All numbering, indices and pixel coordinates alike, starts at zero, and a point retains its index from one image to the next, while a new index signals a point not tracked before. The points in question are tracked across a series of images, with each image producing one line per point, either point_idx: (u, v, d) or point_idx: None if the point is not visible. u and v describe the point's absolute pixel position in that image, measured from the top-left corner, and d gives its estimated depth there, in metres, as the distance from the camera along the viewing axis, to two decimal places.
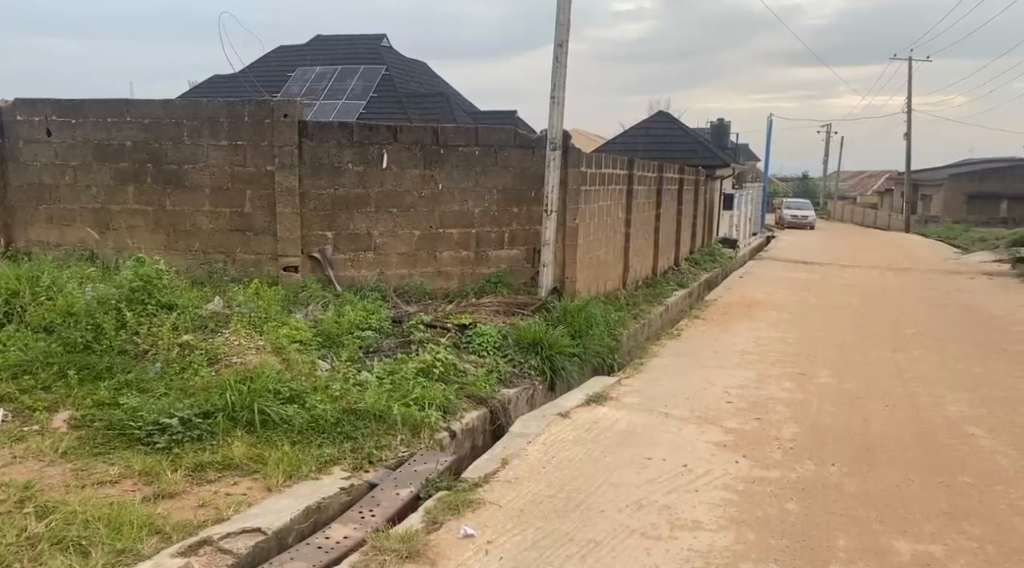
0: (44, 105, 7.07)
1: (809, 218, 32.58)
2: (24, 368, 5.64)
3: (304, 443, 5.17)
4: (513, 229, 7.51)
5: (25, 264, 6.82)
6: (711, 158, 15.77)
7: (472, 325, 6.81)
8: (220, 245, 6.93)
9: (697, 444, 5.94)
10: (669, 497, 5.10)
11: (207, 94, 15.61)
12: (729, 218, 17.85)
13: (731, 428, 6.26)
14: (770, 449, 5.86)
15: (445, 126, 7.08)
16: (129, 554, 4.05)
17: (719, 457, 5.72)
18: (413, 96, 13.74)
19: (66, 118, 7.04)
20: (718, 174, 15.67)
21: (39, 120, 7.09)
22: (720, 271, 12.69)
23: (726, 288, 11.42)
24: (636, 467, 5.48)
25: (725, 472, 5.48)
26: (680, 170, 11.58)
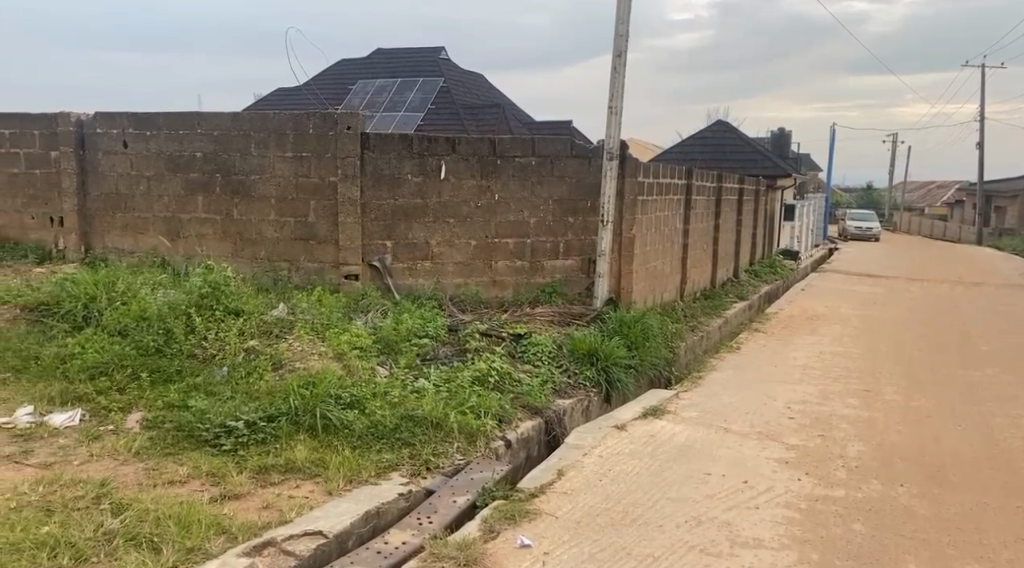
0: (120, 117, 7.33)
1: (874, 229, 31.93)
2: (100, 369, 5.90)
3: (364, 449, 5.29)
4: (569, 239, 7.49)
5: (102, 270, 7.08)
6: (770, 168, 15.62)
7: (527, 335, 6.87)
8: (284, 252, 7.10)
9: (758, 460, 5.89)
10: (728, 514, 5.07)
11: (272, 106, 16.01)
12: (790, 229, 17.59)
13: (793, 445, 6.20)
14: (834, 467, 5.78)
15: (502, 137, 7.14)
16: (198, 552, 4.20)
17: (781, 474, 5.66)
18: (470, 108, 13.88)
19: (140, 130, 7.29)
20: (779, 184, 15.48)
21: (116, 132, 7.36)
22: (780, 283, 12.50)
23: (786, 301, 11.24)
24: (695, 482, 5.46)
25: (787, 489, 5.43)
26: (739, 180, 11.47)
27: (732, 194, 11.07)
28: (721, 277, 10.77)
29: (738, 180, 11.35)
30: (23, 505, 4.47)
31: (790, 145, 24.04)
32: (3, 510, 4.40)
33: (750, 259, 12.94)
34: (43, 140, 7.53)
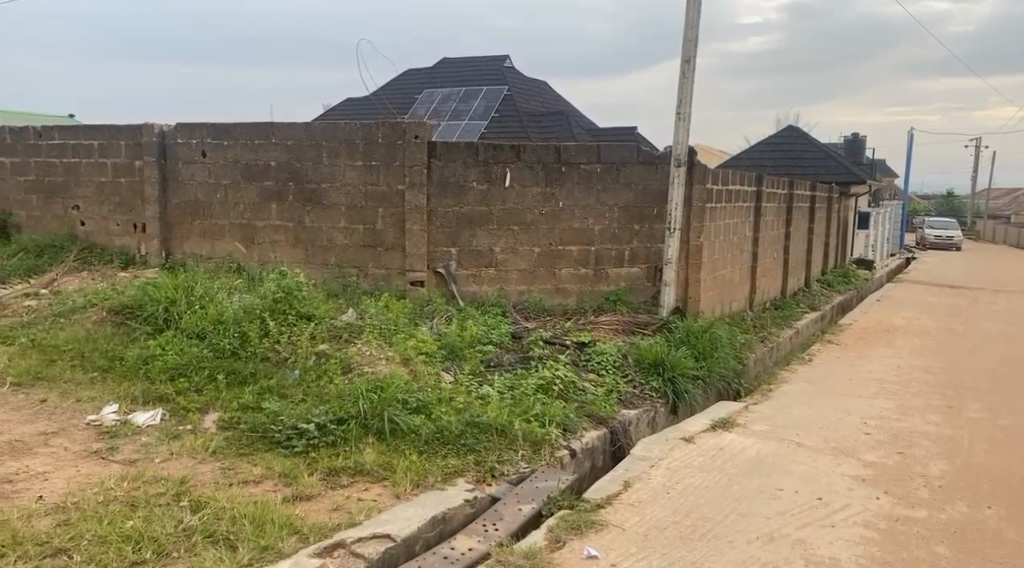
0: (199, 127, 7.60)
1: (955, 238, 30.82)
2: (180, 371, 6.15)
3: (430, 453, 5.40)
4: (634, 247, 7.43)
5: (182, 274, 7.34)
6: (842, 174, 15.06)
7: (592, 343, 6.87)
8: (352, 259, 7.26)
9: (833, 476, 5.80)
10: (802, 531, 5.03)
11: (341, 116, 16.34)
12: (864, 238, 17.11)
13: (870, 461, 6.05)
14: (915, 486, 5.65)
15: (567, 144, 7.16)
16: (272, 551, 4.36)
17: (857, 492, 5.57)
18: (534, 116, 13.91)
19: (218, 140, 7.55)
20: (853, 191, 15.08)
21: (195, 142, 7.62)
22: (853, 292, 12.16)
23: (860, 312, 10.91)
24: (766, 498, 5.43)
25: (865, 508, 5.34)
26: (811, 186, 11.20)
27: (804, 201, 10.81)
28: (792, 287, 10.53)
29: (810, 186, 11.08)
30: (110, 499, 4.69)
31: (863, 151, 23.40)
32: (91, 503, 4.63)
33: (822, 267, 12.61)
34: (127, 150, 7.85)
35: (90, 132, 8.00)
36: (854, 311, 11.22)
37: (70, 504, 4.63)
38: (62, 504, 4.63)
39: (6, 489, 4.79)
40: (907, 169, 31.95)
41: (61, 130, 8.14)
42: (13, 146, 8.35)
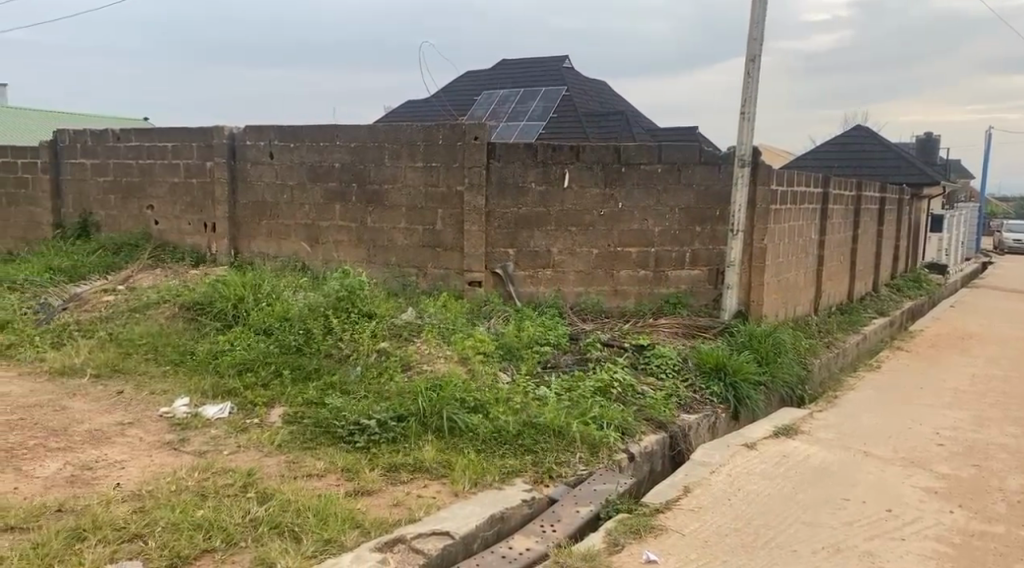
0: (267, 129, 7.82)
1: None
2: (247, 366, 6.35)
3: (488, 453, 5.46)
4: (696, 248, 7.33)
5: (250, 272, 7.57)
6: (914, 174, 14.57)
7: (651, 346, 6.81)
8: (411, 259, 7.38)
9: (903, 487, 5.63)
10: (870, 543, 4.93)
11: (402, 118, 16.56)
12: (938, 241, 16.52)
13: (943, 473, 5.85)
14: (993, 501, 5.44)
15: (628, 145, 7.12)
16: (335, 544, 4.49)
17: (930, 505, 5.40)
18: (592, 116, 13.85)
19: (285, 142, 7.75)
20: (927, 194, 14.58)
21: (264, 144, 7.84)
22: (925, 297, 11.74)
23: (932, 319, 10.55)
24: (832, 508, 5.31)
25: (937, 521, 5.18)
26: (882, 188, 10.85)
27: (873, 203, 10.48)
28: (859, 292, 10.23)
29: (879, 187, 10.74)
30: (181, 488, 4.88)
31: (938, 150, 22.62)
32: (165, 492, 4.83)
33: (892, 272, 12.22)
34: (198, 152, 8.12)
35: (165, 134, 8.27)
36: (926, 317, 10.83)
37: (145, 492, 4.84)
38: (138, 491, 4.85)
39: (87, 475, 5.04)
40: (990, 170, 30.74)
41: (138, 133, 8.42)
42: (93, 148, 8.67)
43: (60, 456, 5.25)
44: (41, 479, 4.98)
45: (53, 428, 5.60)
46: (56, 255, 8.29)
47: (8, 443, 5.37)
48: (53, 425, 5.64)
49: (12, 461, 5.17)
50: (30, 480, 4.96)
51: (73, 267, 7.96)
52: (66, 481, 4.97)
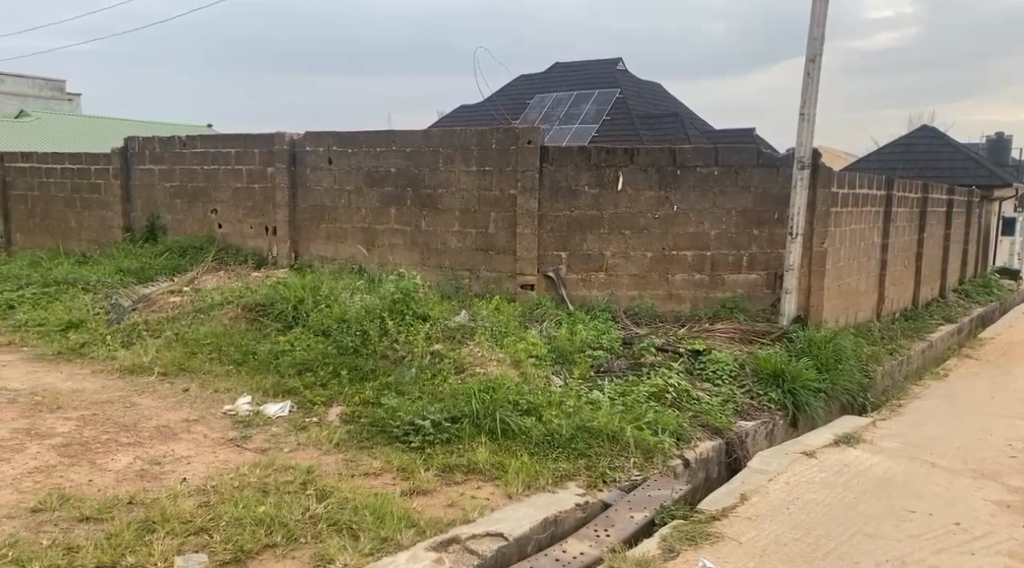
0: (326, 136, 7.99)
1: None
2: (307, 366, 6.50)
3: (542, 456, 5.48)
4: (753, 253, 7.21)
5: (309, 275, 7.75)
6: (982, 175, 14.04)
7: (707, 351, 6.72)
8: (464, 262, 7.45)
9: (972, 500, 5.44)
10: (937, 557, 4.78)
11: (456, 122, 16.68)
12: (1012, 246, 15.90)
13: (1016, 487, 5.63)
14: None
15: (683, 147, 7.05)
16: (391, 542, 4.57)
17: (1001, 519, 5.21)
18: (646, 118, 13.75)
19: (343, 148, 7.92)
20: (1000, 196, 14.04)
21: (322, 149, 8.02)
22: (996, 304, 11.30)
23: (1005, 326, 10.14)
24: (896, 519, 5.17)
25: (1009, 537, 5.00)
26: (950, 190, 10.48)
27: (940, 206, 10.13)
28: (925, 297, 9.90)
29: (947, 190, 10.38)
30: (244, 484, 5.04)
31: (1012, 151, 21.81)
32: (228, 487, 4.99)
33: (961, 277, 11.80)
34: (260, 158, 8.34)
35: (228, 140, 8.52)
36: (996, 325, 10.43)
37: (210, 487, 5.01)
38: (204, 486, 5.02)
39: (156, 470, 5.23)
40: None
41: (204, 139, 8.70)
42: (161, 155, 8.99)
43: (131, 451, 5.47)
44: (113, 472, 5.20)
45: (124, 424, 5.83)
46: (126, 257, 8.65)
47: (81, 437, 5.62)
48: (124, 421, 5.88)
49: (86, 454, 5.40)
50: (103, 473, 5.17)
51: (141, 268, 8.30)
52: (137, 475, 5.17)
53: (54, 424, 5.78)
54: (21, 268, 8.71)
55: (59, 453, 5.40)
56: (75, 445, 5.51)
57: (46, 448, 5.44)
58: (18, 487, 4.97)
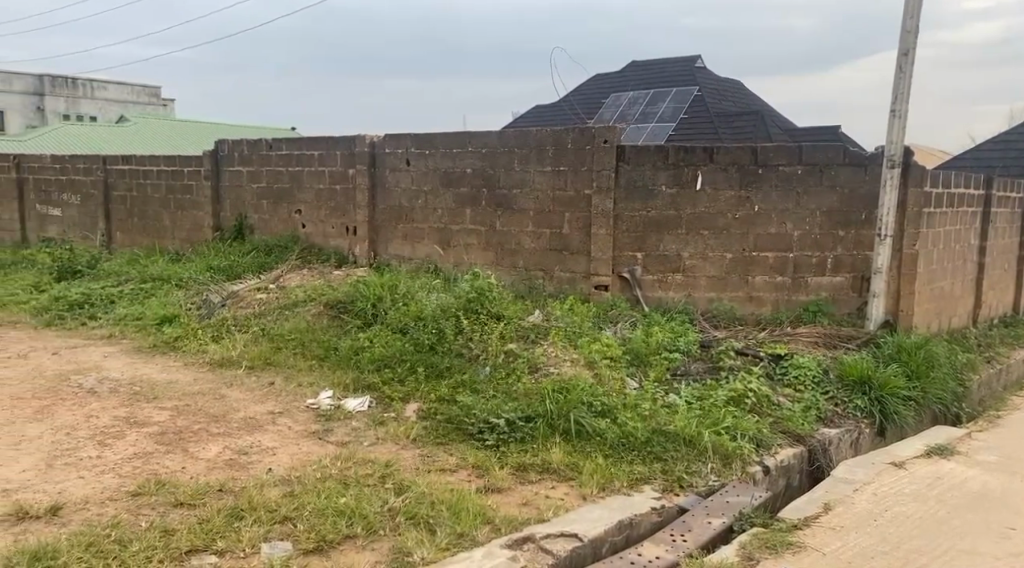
0: (405, 137, 8.13)
1: None
2: (385, 362, 6.62)
3: (617, 458, 5.43)
4: (839, 254, 6.94)
5: (387, 274, 7.91)
6: None
7: (788, 356, 6.52)
8: (540, 262, 7.47)
9: None
10: None
11: (531, 122, 16.69)
12: None
13: None
14: None
15: (765, 145, 6.88)
16: (467, 538, 4.62)
17: None
18: (725, 116, 13.44)
19: (421, 149, 8.03)
20: None
21: (401, 151, 8.16)
22: None
23: None
24: (994, 536, 4.91)
25: None
26: None
27: None
28: None
29: None
30: (326, 476, 5.18)
31: None
32: (311, 479, 5.15)
33: None
34: (343, 159, 8.54)
35: (312, 143, 8.76)
36: None
37: (294, 478, 5.18)
38: (288, 477, 5.19)
39: (244, 460, 5.44)
40: None
41: (289, 142, 8.98)
42: (249, 157, 9.33)
43: (221, 441, 5.70)
44: (204, 460, 5.42)
45: (214, 415, 6.09)
46: (217, 255, 9.03)
47: (175, 426, 5.90)
48: (214, 412, 6.14)
49: (180, 443, 5.66)
50: (196, 461, 5.41)
51: (230, 266, 8.64)
52: (226, 464, 5.39)
53: (151, 413, 6.08)
54: (121, 265, 9.20)
55: (155, 441, 5.67)
56: (170, 434, 5.78)
57: (144, 436, 5.73)
58: (118, 472, 5.24)
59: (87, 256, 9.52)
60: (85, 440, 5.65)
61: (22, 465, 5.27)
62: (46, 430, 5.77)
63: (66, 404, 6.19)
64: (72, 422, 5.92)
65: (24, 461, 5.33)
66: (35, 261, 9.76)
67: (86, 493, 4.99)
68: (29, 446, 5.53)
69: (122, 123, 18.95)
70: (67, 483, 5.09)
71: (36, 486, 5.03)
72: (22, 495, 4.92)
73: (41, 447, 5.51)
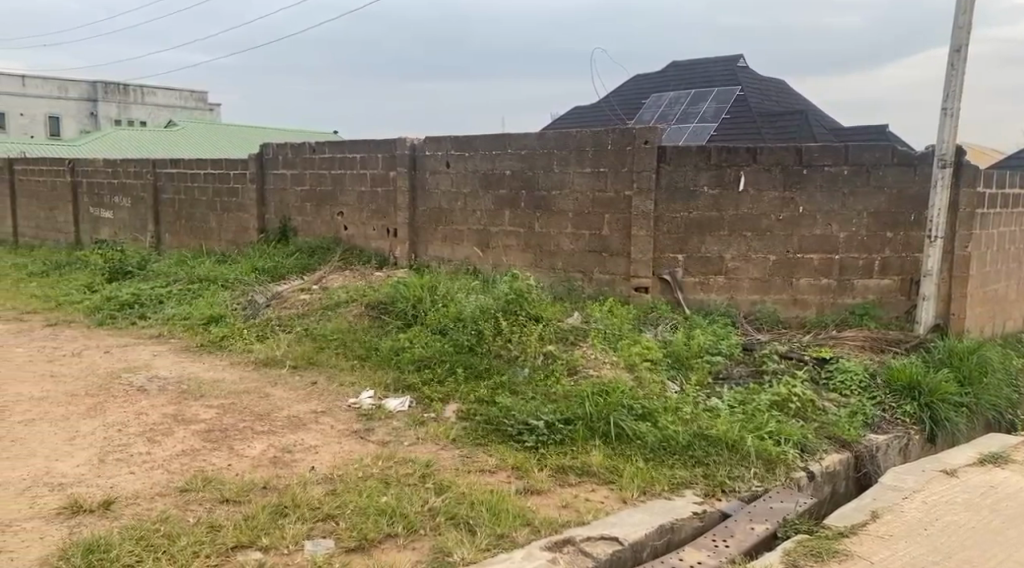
0: (445, 140, 8.16)
1: None
2: (425, 362, 6.65)
3: (657, 462, 5.37)
4: (886, 256, 6.79)
5: (427, 275, 7.95)
6: None
7: (834, 360, 6.39)
8: (580, 264, 7.44)
9: None
10: None
11: (569, 123, 16.63)
12: None
13: None
14: None
15: (810, 145, 6.76)
16: (506, 539, 4.61)
17: None
18: (768, 115, 13.23)
19: (461, 151, 8.05)
20: None
21: (440, 153, 8.20)
22: None
23: None
24: None
25: None
26: None
27: None
28: None
29: None
30: (367, 475, 5.23)
31: None
32: (353, 477, 5.20)
33: None
34: (384, 162, 8.61)
35: (353, 146, 8.85)
36: None
37: (336, 476, 5.23)
38: (331, 475, 5.25)
39: (288, 458, 5.52)
40: None
41: (331, 145, 9.08)
42: (293, 160, 9.46)
43: (266, 439, 5.79)
44: (249, 458, 5.51)
45: (259, 413, 6.18)
46: (262, 257, 9.17)
47: (222, 424, 6.00)
48: (259, 410, 6.24)
49: (226, 440, 5.76)
50: (241, 459, 5.50)
51: (274, 267, 8.77)
52: (271, 461, 5.47)
53: (198, 412, 6.20)
54: (169, 266, 9.42)
55: (202, 438, 5.78)
56: (216, 431, 5.89)
57: (191, 433, 5.84)
58: (167, 469, 5.34)
59: (138, 258, 9.76)
60: (135, 436, 5.78)
61: (76, 460, 5.41)
62: (98, 426, 5.92)
63: (117, 401, 6.35)
64: (122, 418, 6.06)
65: (78, 456, 5.47)
66: (89, 262, 10.03)
67: (136, 488, 5.10)
68: (83, 441, 5.68)
69: (171, 127, 19.40)
70: (119, 478, 5.21)
71: (89, 481, 5.16)
72: (76, 489, 5.05)
73: (94, 443, 5.66)
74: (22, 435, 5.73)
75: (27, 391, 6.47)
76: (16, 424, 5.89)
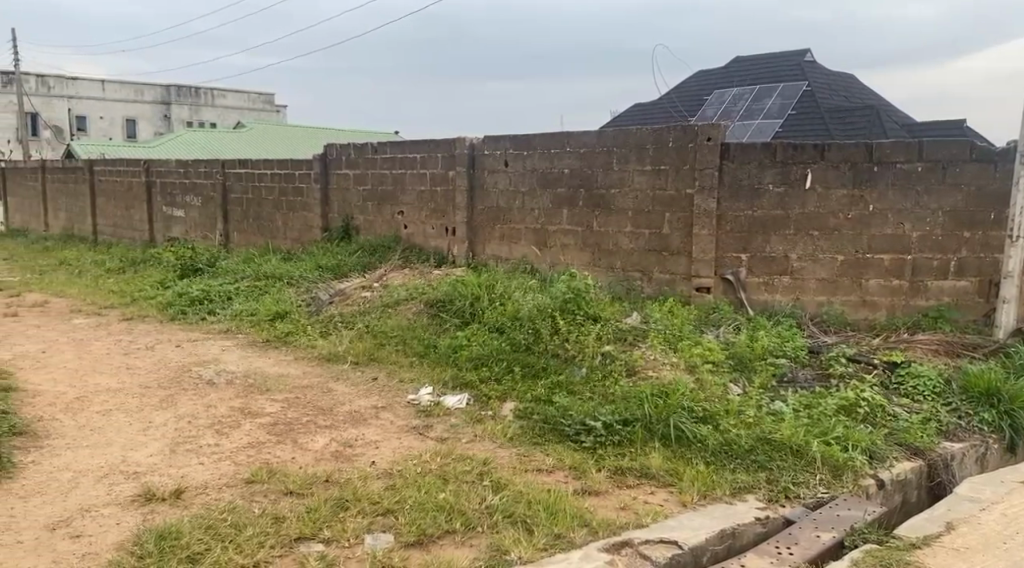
0: (504, 140, 8.14)
1: None
2: (483, 360, 6.65)
3: (719, 466, 5.23)
4: (963, 256, 6.54)
5: (486, 274, 7.96)
6: None
7: (906, 364, 6.14)
8: (639, 264, 7.34)
9: None
10: None
11: (630, 123, 16.43)
12: None
13: None
14: None
15: (880, 141, 6.53)
16: (564, 539, 4.56)
17: None
18: (837, 111, 12.84)
19: (519, 151, 8.03)
20: None
21: (499, 152, 8.19)
22: None
23: None
24: None
25: None
26: None
27: None
28: None
29: None
30: (426, 471, 5.25)
31: None
32: (412, 473, 5.22)
33: None
34: (445, 162, 8.64)
35: (413, 145, 8.91)
36: None
37: (396, 471, 5.26)
38: (391, 470, 5.28)
39: (349, 452, 5.58)
40: None
41: (392, 145, 9.16)
42: (356, 160, 9.58)
43: (328, 433, 5.87)
44: (312, 451, 5.59)
45: (322, 408, 6.27)
46: (327, 255, 9.32)
47: (286, 418, 6.12)
48: (321, 405, 6.33)
49: (290, 434, 5.86)
50: (304, 452, 5.58)
51: (337, 265, 8.90)
52: (333, 455, 5.54)
53: (264, 405, 6.33)
54: (238, 264, 9.66)
55: (267, 431, 5.90)
56: (281, 425, 6.00)
57: (257, 426, 5.96)
58: (234, 460, 5.47)
59: (209, 255, 10.03)
60: (204, 428, 5.93)
61: (149, 450, 5.58)
62: (170, 417, 6.10)
63: (188, 394, 6.52)
64: (192, 411, 6.23)
65: (150, 446, 5.64)
66: (162, 260, 10.36)
67: (206, 478, 5.23)
68: (156, 432, 5.85)
69: (240, 128, 19.90)
70: (189, 468, 5.35)
71: (161, 470, 5.32)
72: (149, 477, 5.21)
73: (166, 434, 5.83)
74: (99, 424, 5.94)
75: (105, 382, 6.70)
76: (94, 414, 6.11)
